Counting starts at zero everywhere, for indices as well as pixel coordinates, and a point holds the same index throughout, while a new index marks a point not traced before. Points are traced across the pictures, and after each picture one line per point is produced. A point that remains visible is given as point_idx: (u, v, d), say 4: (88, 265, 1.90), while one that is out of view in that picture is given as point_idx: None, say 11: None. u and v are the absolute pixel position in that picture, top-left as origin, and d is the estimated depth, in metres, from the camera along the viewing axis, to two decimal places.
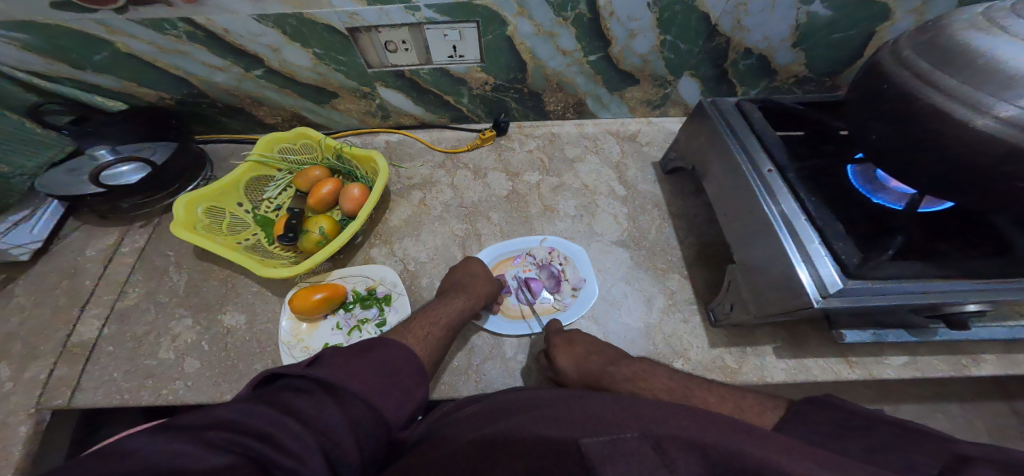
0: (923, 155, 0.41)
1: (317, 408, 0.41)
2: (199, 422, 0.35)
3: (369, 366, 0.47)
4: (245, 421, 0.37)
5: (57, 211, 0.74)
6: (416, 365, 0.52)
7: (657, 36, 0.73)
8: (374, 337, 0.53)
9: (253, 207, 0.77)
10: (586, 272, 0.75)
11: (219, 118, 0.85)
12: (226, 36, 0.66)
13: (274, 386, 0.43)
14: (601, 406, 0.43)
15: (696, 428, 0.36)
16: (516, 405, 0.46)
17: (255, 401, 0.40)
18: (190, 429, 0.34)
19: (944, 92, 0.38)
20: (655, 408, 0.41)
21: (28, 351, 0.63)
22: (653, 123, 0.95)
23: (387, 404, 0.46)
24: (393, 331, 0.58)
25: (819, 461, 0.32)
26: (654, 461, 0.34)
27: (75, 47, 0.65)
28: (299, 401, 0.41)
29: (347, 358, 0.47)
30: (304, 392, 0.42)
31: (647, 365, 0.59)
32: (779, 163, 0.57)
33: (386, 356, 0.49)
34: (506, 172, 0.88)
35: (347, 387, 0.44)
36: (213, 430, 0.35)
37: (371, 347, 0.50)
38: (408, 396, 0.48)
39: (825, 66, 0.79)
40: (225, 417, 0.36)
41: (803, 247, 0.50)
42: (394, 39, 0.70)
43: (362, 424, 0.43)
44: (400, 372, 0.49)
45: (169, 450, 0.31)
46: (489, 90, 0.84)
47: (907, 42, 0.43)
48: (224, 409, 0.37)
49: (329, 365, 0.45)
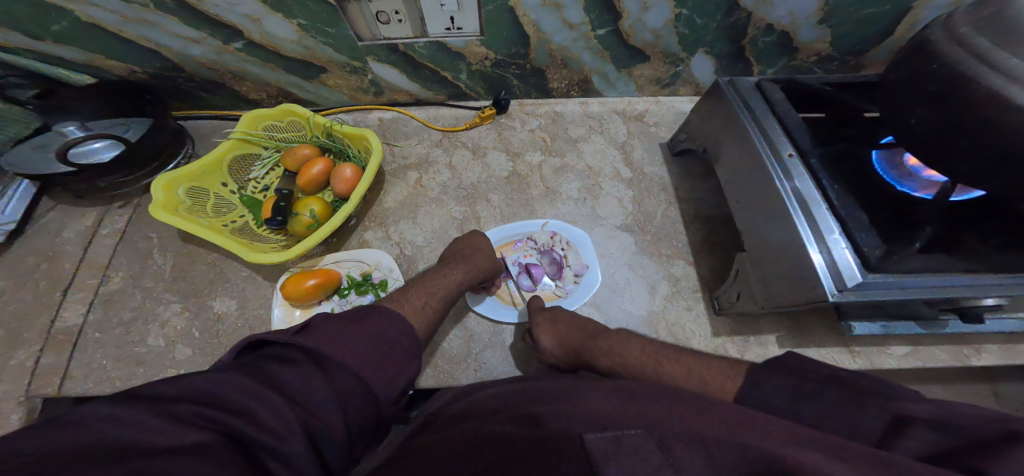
0: (973, 141, 0.37)
1: (302, 381, 0.37)
2: (170, 392, 0.32)
3: (362, 337, 0.43)
4: (221, 394, 0.33)
5: (31, 190, 0.71)
6: (412, 337, 0.47)
7: (671, 9, 0.68)
8: (369, 305, 0.48)
9: (239, 187, 0.73)
10: (588, 258, 0.72)
11: (200, 93, 0.80)
12: (200, 6, 0.61)
13: (259, 355, 0.39)
14: (605, 394, 0.40)
15: (698, 427, 0.34)
16: (517, 393, 0.43)
17: (235, 371, 0.36)
18: (161, 401, 0.31)
19: (1004, 73, 0.34)
20: (656, 401, 0.38)
21: (12, 337, 0.61)
22: (662, 102, 0.90)
23: (379, 379, 0.42)
24: (389, 298, 0.55)
25: (828, 450, 0.30)
26: (659, 459, 0.30)
27: (30, 15, 0.60)
28: (283, 373, 0.37)
29: (341, 326, 0.42)
30: (290, 362, 0.38)
31: (622, 337, 0.59)
32: (801, 147, 0.53)
33: (383, 327, 0.45)
34: (507, 152, 0.84)
35: (336, 359, 0.39)
36: (186, 402, 0.31)
37: (364, 314, 0.45)
38: (401, 371, 0.44)
39: (851, 43, 0.74)
40: (200, 389, 0.33)
41: (822, 236, 0.47)
42: (386, 10, 0.65)
43: (351, 401, 0.39)
44: (394, 347, 0.45)
45: (136, 422, 0.29)
46: (490, 66, 0.79)
47: (964, 15, 0.38)
48: (201, 379, 0.34)
49: (321, 333, 0.41)
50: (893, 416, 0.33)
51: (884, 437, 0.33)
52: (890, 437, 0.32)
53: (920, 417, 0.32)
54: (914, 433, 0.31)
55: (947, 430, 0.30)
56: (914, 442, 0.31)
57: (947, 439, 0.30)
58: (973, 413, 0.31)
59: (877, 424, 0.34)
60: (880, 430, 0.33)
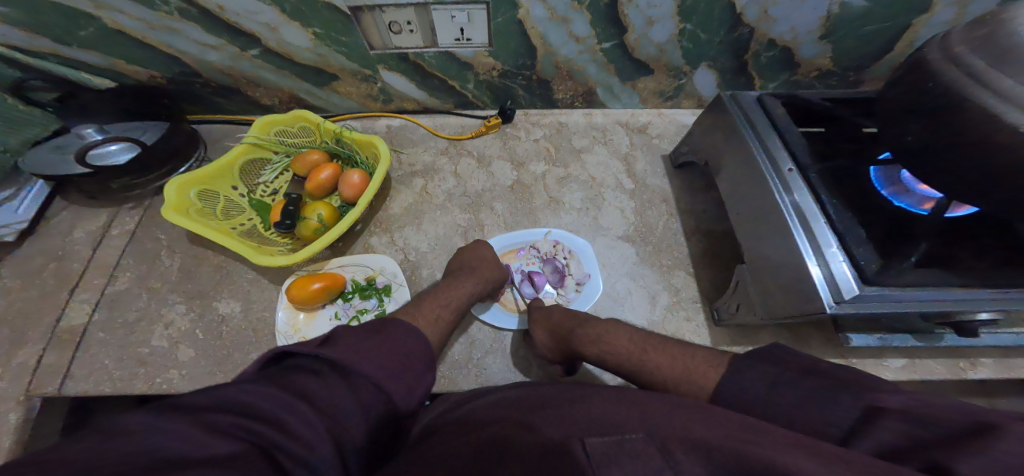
0: (964, 159, 0.39)
1: (327, 391, 0.37)
2: (205, 403, 0.32)
3: (381, 348, 0.43)
4: (253, 404, 0.34)
5: (45, 190, 0.72)
6: (426, 346, 0.48)
7: (676, 24, 0.69)
8: (385, 317, 0.49)
9: (248, 191, 0.75)
10: (590, 268, 0.73)
11: (213, 98, 0.82)
12: (221, 14, 0.63)
13: (284, 366, 0.39)
14: (615, 399, 0.40)
15: (699, 429, 0.33)
16: (527, 398, 0.43)
17: (264, 382, 0.36)
18: (195, 411, 0.31)
19: (995, 94, 0.35)
20: (659, 405, 0.38)
21: (16, 336, 0.62)
22: (665, 114, 0.92)
23: (398, 390, 0.42)
24: (402, 310, 0.56)
25: (823, 458, 0.29)
26: (659, 463, 0.30)
27: (58, 21, 0.62)
28: (308, 383, 0.37)
29: (360, 338, 0.43)
30: (314, 373, 0.38)
31: (611, 325, 0.60)
32: (801, 162, 0.54)
33: (399, 338, 0.46)
34: (511, 161, 0.85)
35: (359, 370, 0.40)
36: (220, 412, 0.32)
37: (382, 327, 0.46)
38: (418, 382, 0.44)
39: (852, 59, 0.75)
40: (231, 400, 0.33)
41: (820, 249, 0.48)
42: (399, 20, 0.67)
43: (373, 410, 0.39)
44: (412, 358, 0.45)
45: (173, 432, 0.29)
46: (496, 76, 0.81)
47: (959, 37, 0.39)
48: (232, 389, 0.34)
49: (342, 343, 0.42)
50: (866, 407, 0.33)
51: (853, 428, 0.33)
52: (859, 427, 0.32)
53: (889, 408, 0.32)
54: (884, 424, 0.31)
55: (916, 422, 0.30)
56: (882, 434, 0.31)
57: (914, 433, 0.30)
58: (949, 406, 0.30)
59: (849, 415, 0.33)
60: (851, 421, 0.33)
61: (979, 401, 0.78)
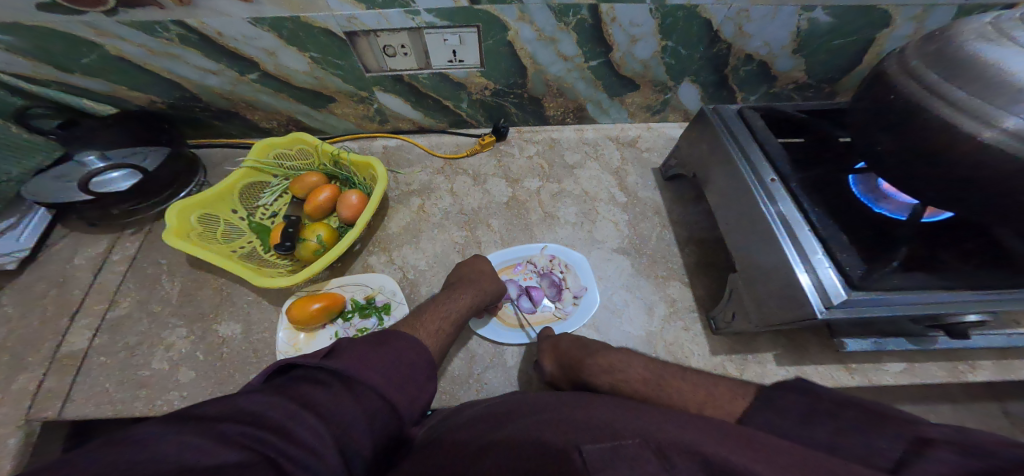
0: (930, 166, 0.41)
1: (333, 402, 0.38)
2: (215, 413, 0.33)
3: (384, 360, 0.44)
4: (261, 414, 0.34)
5: (46, 217, 0.73)
6: (428, 358, 0.48)
7: (658, 42, 0.73)
8: (388, 329, 0.49)
9: (248, 214, 0.75)
10: (587, 280, 0.74)
11: (213, 123, 0.83)
12: (221, 40, 0.65)
13: (290, 376, 0.40)
14: (614, 404, 0.40)
15: (696, 433, 0.34)
16: (526, 405, 0.43)
17: (271, 392, 0.37)
18: (205, 422, 0.32)
19: (951, 102, 0.38)
20: (657, 410, 0.38)
21: (15, 362, 0.61)
22: (654, 128, 0.95)
23: (402, 399, 0.43)
24: (401, 326, 0.57)
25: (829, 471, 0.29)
26: (654, 466, 0.31)
27: (62, 49, 0.64)
28: (315, 393, 0.38)
29: (363, 349, 0.44)
30: (319, 384, 0.39)
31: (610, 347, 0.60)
32: (783, 172, 0.56)
33: (401, 349, 0.46)
34: (506, 178, 0.87)
35: (364, 380, 0.41)
36: (229, 422, 0.32)
37: (385, 338, 0.47)
38: (421, 391, 0.45)
39: (826, 72, 0.79)
40: (240, 410, 0.34)
41: (806, 256, 0.50)
42: (393, 44, 0.69)
43: (378, 420, 0.40)
44: (414, 369, 0.46)
45: (183, 442, 0.29)
46: (489, 95, 0.83)
47: (915, 51, 0.42)
48: (241, 400, 0.35)
49: (346, 355, 0.42)
50: (914, 440, 0.31)
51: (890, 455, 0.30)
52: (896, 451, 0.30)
53: (938, 439, 0.30)
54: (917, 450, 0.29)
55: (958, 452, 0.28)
56: (932, 465, 0.28)
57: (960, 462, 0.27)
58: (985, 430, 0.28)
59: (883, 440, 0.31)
60: (898, 454, 0.31)
61: (982, 405, 0.78)
